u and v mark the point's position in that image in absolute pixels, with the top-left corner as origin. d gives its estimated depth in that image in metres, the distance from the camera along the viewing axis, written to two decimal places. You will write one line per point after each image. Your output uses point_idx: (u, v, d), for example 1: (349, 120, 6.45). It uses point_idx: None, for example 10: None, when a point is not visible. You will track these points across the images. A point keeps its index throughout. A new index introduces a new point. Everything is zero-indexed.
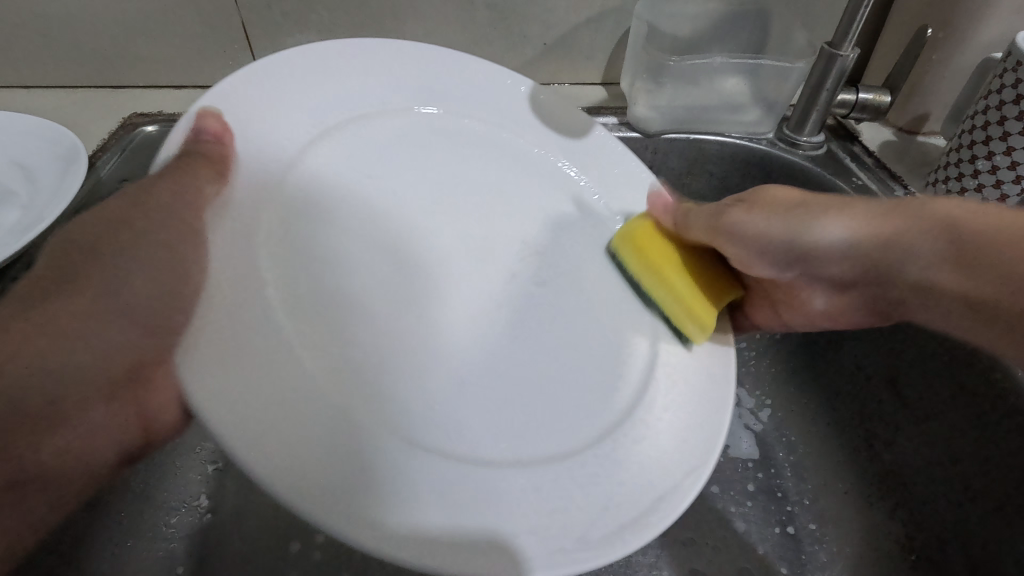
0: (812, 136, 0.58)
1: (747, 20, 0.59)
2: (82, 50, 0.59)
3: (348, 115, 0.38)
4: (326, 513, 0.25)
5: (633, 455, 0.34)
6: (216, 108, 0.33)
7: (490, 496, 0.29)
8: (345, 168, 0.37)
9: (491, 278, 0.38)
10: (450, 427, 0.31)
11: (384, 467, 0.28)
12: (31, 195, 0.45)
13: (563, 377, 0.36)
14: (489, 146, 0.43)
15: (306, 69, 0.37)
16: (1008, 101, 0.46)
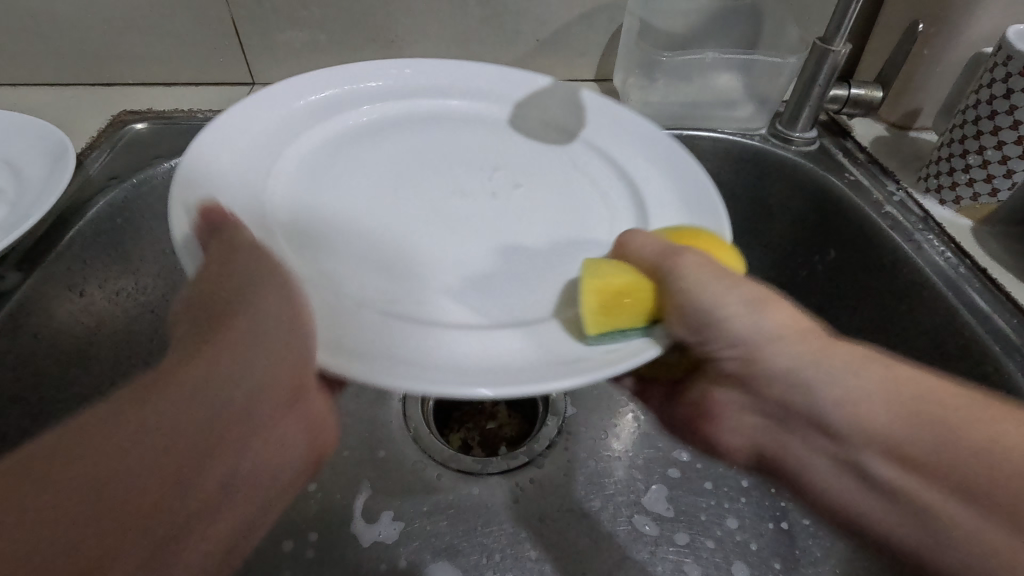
0: (805, 131, 0.58)
1: (741, 16, 0.59)
2: (71, 48, 0.59)
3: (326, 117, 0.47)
4: (328, 355, 0.29)
5: (586, 325, 0.33)
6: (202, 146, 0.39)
7: (477, 360, 0.31)
8: (325, 151, 0.45)
9: (455, 216, 0.42)
10: (439, 308, 0.36)
11: (377, 333, 0.32)
12: (18, 193, 0.45)
13: (522, 274, 0.38)
14: (456, 122, 0.50)
15: (279, 95, 0.46)
16: (998, 96, 0.46)
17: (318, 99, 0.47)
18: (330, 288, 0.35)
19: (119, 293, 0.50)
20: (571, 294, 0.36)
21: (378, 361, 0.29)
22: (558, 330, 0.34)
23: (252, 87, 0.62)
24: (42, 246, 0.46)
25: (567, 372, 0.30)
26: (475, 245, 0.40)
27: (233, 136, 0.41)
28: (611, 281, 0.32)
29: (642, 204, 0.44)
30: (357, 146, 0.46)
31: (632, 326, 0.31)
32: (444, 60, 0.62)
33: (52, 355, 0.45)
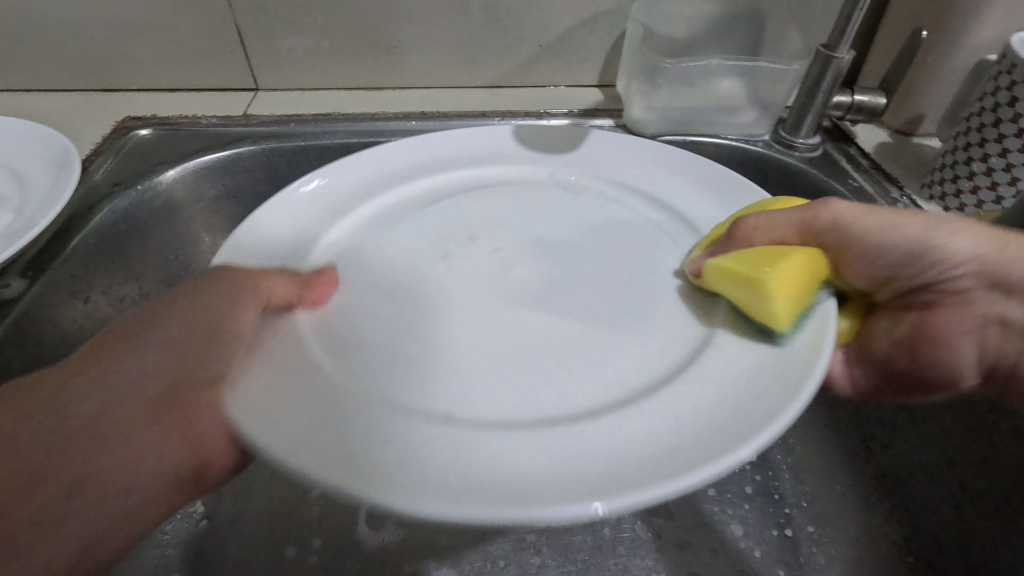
0: (809, 137, 0.58)
1: (744, 22, 0.59)
2: (75, 54, 0.59)
3: (356, 197, 0.44)
4: (339, 475, 0.25)
5: (642, 441, 0.28)
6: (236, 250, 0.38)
7: (539, 469, 0.27)
8: (364, 238, 0.41)
9: (492, 284, 0.38)
10: (469, 385, 0.32)
11: (397, 441, 0.28)
12: (23, 200, 0.45)
13: (569, 361, 0.33)
14: (494, 183, 0.47)
15: (284, 203, 0.42)
16: (1002, 103, 0.46)
17: (342, 182, 0.45)
18: (352, 387, 0.31)
19: (122, 299, 0.51)
20: (620, 393, 0.32)
21: (427, 486, 0.26)
22: (601, 434, 0.29)
23: (255, 92, 0.62)
24: (47, 252, 0.46)
25: (616, 484, 0.26)
26: (516, 308, 0.36)
27: (252, 251, 0.39)
28: (782, 268, 0.32)
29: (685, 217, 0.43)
30: (371, 226, 0.42)
31: (809, 304, 0.33)
32: (447, 65, 0.62)
33: (55, 361, 0.45)
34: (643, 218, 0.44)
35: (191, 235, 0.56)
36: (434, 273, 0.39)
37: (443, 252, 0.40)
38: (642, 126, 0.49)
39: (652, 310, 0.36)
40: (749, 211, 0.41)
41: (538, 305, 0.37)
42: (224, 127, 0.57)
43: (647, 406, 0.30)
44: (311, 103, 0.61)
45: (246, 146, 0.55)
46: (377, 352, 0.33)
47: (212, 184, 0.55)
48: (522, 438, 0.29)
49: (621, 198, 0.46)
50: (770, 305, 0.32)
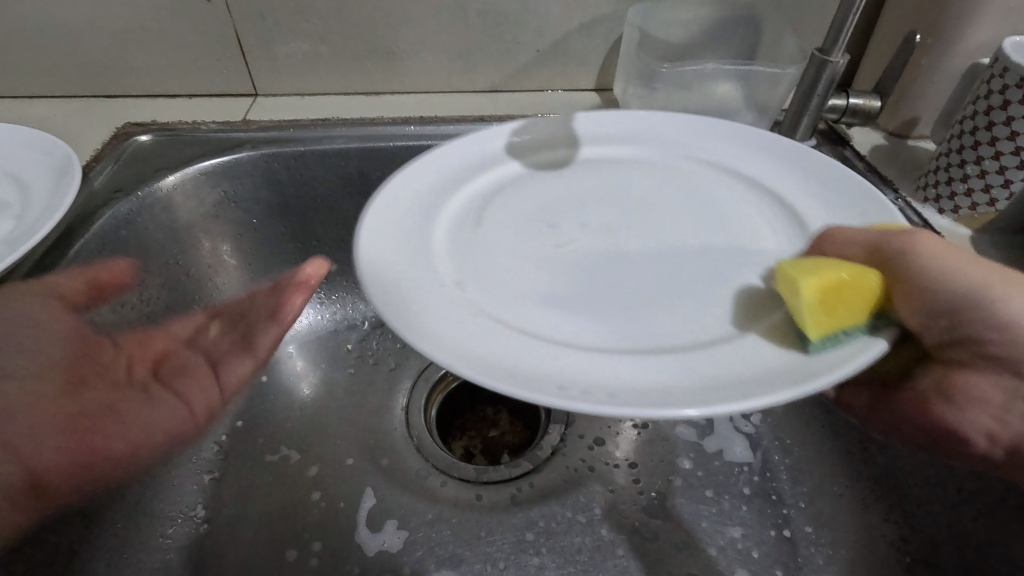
0: (804, 140, 0.58)
1: (739, 27, 0.59)
2: (75, 60, 0.59)
3: (436, 207, 0.41)
4: (450, 354, 0.29)
5: (741, 365, 0.30)
6: (394, 203, 0.40)
7: (604, 382, 0.30)
8: (461, 240, 0.40)
9: (585, 258, 0.39)
10: (556, 329, 0.34)
11: (504, 344, 0.32)
12: (24, 206, 0.45)
13: (661, 318, 0.35)
14: (560, 169, 0.47)
15: (441, 157, 0.45)
16: (995, 106, 0.46)
17: (415, 187, 0.42)
18: (499, 296, 0.36)
19: (124, 305, 0.51)
20: (700, 338, 0.33)
21: (522, 380, 0.29)
22: (687, 366, 0.31)
23: (255, 98, 0.63)
24: (48, 259, 0.46)
25: (711, 398, 0.28)
26: (602, 276, 0.38)
27: (397, 190, 0.41)
28: (825, 276, 0.32)
29: (786, 207, 0.42)
30: (518, 188, 0.45)
31: (857, 325, 0.31)
32: (446, 70, 0.63)
33: None
34: (765, 230, 0.41)
35: (191, 241, 0.56)
36: (517, 270, 0.38)
37: (560, 211, 0.43)
38: (693, 120, 0.49)
39: (727, 277, 0.37)
40: (858, 191, 0.41)
41: (629, 274, 0.38)
42: (224, 133, 0.57)
43: (729, 345, 0.32)
44: (310, 108, 0.61)
45: (246, 152, 0.56)
46: (508, 290, 0.36)
47: (212, 189, 0.56)
48: (601, 363, 0.31)
49: (730, 184, 0.45)
50: (801, 308, 0.31)
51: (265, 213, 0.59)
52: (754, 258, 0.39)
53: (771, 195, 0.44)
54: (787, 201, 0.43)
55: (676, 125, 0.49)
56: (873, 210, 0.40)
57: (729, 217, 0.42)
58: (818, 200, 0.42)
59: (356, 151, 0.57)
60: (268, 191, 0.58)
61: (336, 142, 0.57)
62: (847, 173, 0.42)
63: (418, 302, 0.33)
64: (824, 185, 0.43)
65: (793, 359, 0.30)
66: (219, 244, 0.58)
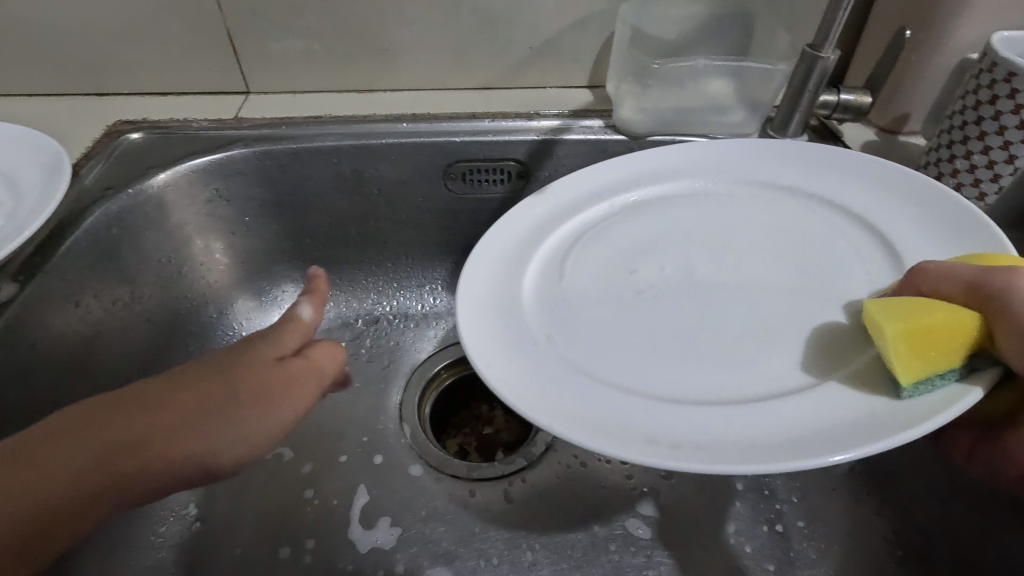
0: (796, 136, 0.59)
1: (730, 23, 0.59)
2: (66, 58, 0.59)
3: (527, 258, 0.43)
4: (541, 413, 0.31)
5: (813, 418, 0.31)
6: (481, 259, 0.41)
7: (694, 432, 0.30)
8: (555, 290, 0.40)
9: (682, 304, 0.39)
10: (649, 380, 0.34)
11: (592, 401, 0.32)
12: (14, 204, 0.45)
13: (751, 369, 0.34)
14: (646, 208, 0.47)
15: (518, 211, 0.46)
16: (984, 101, 0.46)
17: (508, 240, 0.44)
18: (585, 347, 0.36)
19: (115, 302, 0.51)
20: (777, 387, 0.33)
21: (609, 434, 0.30)
22: (758, 418, 0.31)
23: (247, 95, 0.63)
24: (38, 256, 0.46)
25: (777, 455, 0.28)
26: (699, 323, 0.38)
27: (478, 246, 0.42)
28: (921, 320, 0.30)
29: (879, 236, 0.42)
30: (599, 231, 0.45)
31: (951, 370, 0.30)
32: (439, 67, 0.63)
33: (49, 364, 0.45)
34: (856, 265, 0.40)
35: (182, 239, 0.55)
36: (610, 318, 0.38)
37: (638, 251, 0.43)
38: (782, 146, 0.48)
39: (816, 315, 0.37)
40: (959, 215, 0.39)
41: (726, 320, 0.38)
42: (217, 131, 0.57)
43: (802, 396, 0.32)
44: (303, 106, 0.61)
45: (239, 150, 0.56)
46: (597, 340, 0.37)
47: (205, 187, 0.56)
48: (695, 414, 0.32)
49: (817, 211, 0.45)
50: (889, 353, 0.30)
51: (258, 211, 0.58)
52: (837, 293, 0.38)
53: (862, 224, 0.43)
54: (881, 230, 0.42)
55: (763, 155, 0.48)
56: (974, 234, 0.38)
57: (821, 250, 0.42)
58: (912, 228, 0.41)
59: (349, 148, 0.57)
60: (261, 189, 0.57)
61: (328, 139, 0.57)
62: (948, 196, 0.41)
63: (512, 362, 0.34)
64: (920, 213, 0.41)
65: (881, 405, 0.30)
66: (211, 242, 0.58)
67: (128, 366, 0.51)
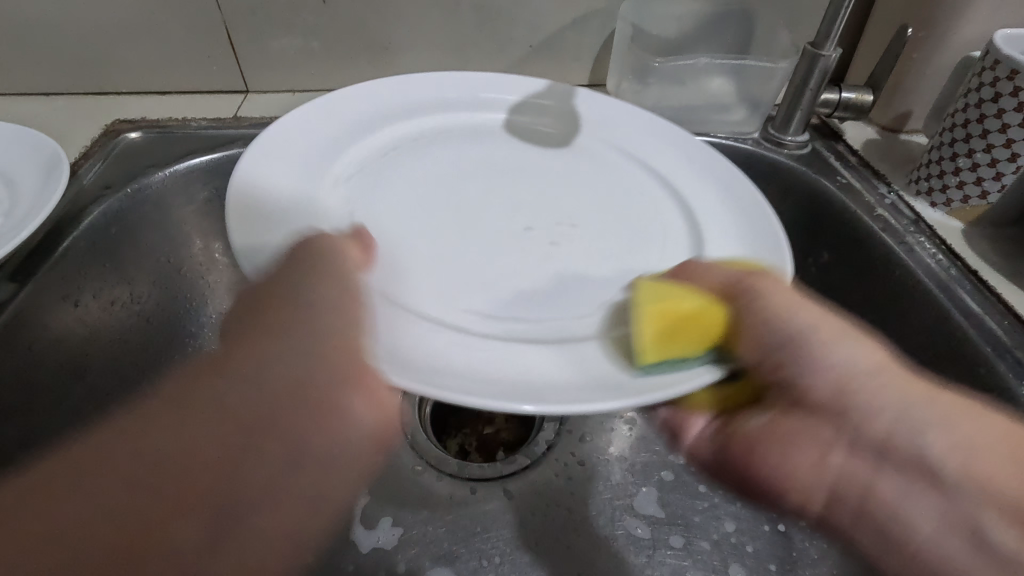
0: (798, 135, 0.58)
1: (733, 21, 0.59)
2: (64, 57, 0.59)
3: (341, 145, 0.45)
4: None
5: (565, 366, 0.30)
6: (304, 116, 0.44)
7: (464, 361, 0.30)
8: (352, 203, 0.42)
9: (502, 239, 0.42)
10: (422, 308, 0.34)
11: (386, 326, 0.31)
12: (13, 203, 0.45)
13: (524, 314, 0.36)
14: (507, 138, 0.50)
15: (362, 101, 0.49)
16: (986, 99, 0.46)
17: (331, 130, 0.45)
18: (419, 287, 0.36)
19: (114, 303, 0.51)
20: (553, 334, 0.34)
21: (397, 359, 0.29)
22: (515, 353, 0.31)
23: (246, 94, 0.62)
24: (36, 256, 0.45)
25: (489, 387, 0.28)
26: (489, 274, 0.39)
27: (306, 112, 0.45)
28: (666, 305, 0.32)
29: (697, 228, 0.43)
30: (415, 156, 0.47)
31: (694, 352, 0.30)
32: (437, 66, 0.62)
33: (47, 364, 0.45)
34: (659, 245, 0.42)
35: (182, 236, 0.55)
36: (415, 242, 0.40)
37: (446, 184, 0.45)
38: (672, 136, 0.49)
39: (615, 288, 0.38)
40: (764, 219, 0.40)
41: (523, 277, 0.39)
42: (214, 129, 0.57)
43: (576, 345, 0.32)
44: (302, 105, 0.61)
45: (237, 148, 0.55)
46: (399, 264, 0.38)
47: (203, 186, 0.55)
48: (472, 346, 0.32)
49: (669, 220, 0.44)
50: (639, 337, 0.30)
51: None
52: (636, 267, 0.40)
53: (685, 208, 0.44)
54: (696, 212, 0.44)
55: (644, 137, 0.50)
56: (773, 237, 0.39)
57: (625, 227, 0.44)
58: (730, 222, 0.42)
59: None
60: None
61: None
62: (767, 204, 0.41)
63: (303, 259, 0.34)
64: (732, 210, 0.43)
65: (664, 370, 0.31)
66: (211, 243, 0.57)
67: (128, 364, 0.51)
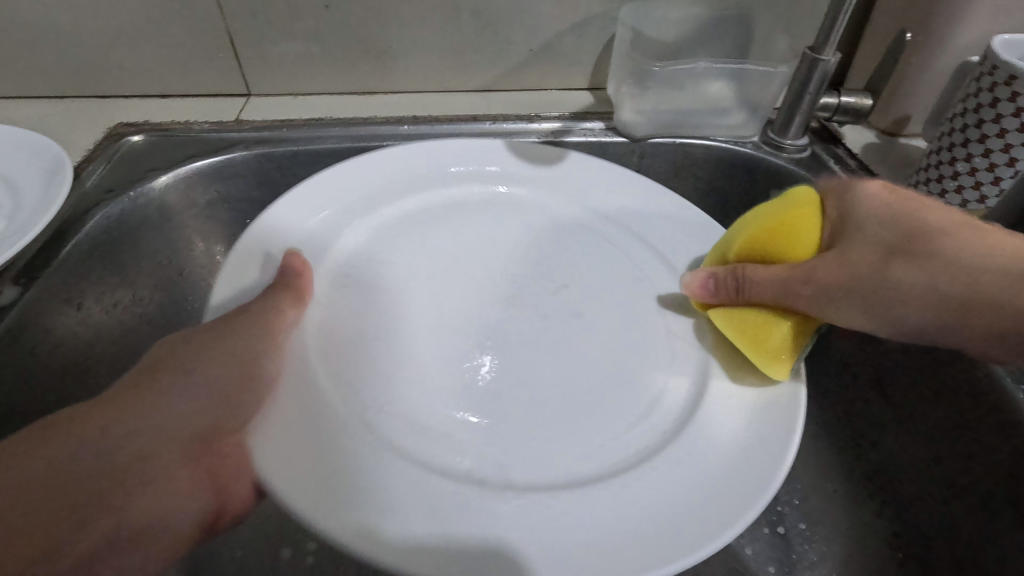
0: (797, 138, 0.58)
1: (732, 26, 0.59)
2: (68, 61, 0.59)
3: (329, 235, 0.43)
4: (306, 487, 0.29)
5: (524, 517, 0.30)
6: (280, 216, 0.42)
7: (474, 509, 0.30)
8: (372, 247, 0.44)
9: (507, 329, 0.40)
10: (398, 416, 0.34)
11: (371, 465, 0.31)
12: (16, 207, 0.45)
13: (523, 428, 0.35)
14: (499, 214, 0.48)
15: (347, 184, 0.46)
16: (984, 104, 0.47)
17: (361, 188, 0.46)
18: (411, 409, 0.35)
19: (116, 305, 0.51)
20: (582, 473, 0.33)
21: (381, 511, 0.29)
22: (531, 498, 0.31)
23: (248, 98, 0.63)
24: (39, 260, 0.45)
25: (398, 523, 0.29)
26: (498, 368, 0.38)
27: (281, 211, 0.42)
28: (771, 340, 0.36)
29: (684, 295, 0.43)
30: (404, 244, 0.44)
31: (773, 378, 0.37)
32: (439, 69, 0.63)
33: (50, 367, 0.45)
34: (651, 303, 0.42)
35: (183, 240, 0.56)
36: (420, 301, 0.41)
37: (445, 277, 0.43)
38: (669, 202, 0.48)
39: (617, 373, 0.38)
40: None
41: (531, 373, 0.38)
42: (215, 133, 0.57)
43: (637, 472, 0.33)
44: (303, 108, 0.61)
45: (238, 152, 0.55)
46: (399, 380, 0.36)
47: (205, 190, 0.56)
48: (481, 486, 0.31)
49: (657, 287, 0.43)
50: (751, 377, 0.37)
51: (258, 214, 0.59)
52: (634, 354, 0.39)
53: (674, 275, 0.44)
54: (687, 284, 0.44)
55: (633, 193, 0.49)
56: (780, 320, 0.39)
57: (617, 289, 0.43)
58: None
59: (349, 150, 0.57)
60: (260, 191, 0.58)
61: (329, 142, 0.57)
62: None
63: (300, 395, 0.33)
64: None
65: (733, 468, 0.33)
66: (212, 245, 0.58)
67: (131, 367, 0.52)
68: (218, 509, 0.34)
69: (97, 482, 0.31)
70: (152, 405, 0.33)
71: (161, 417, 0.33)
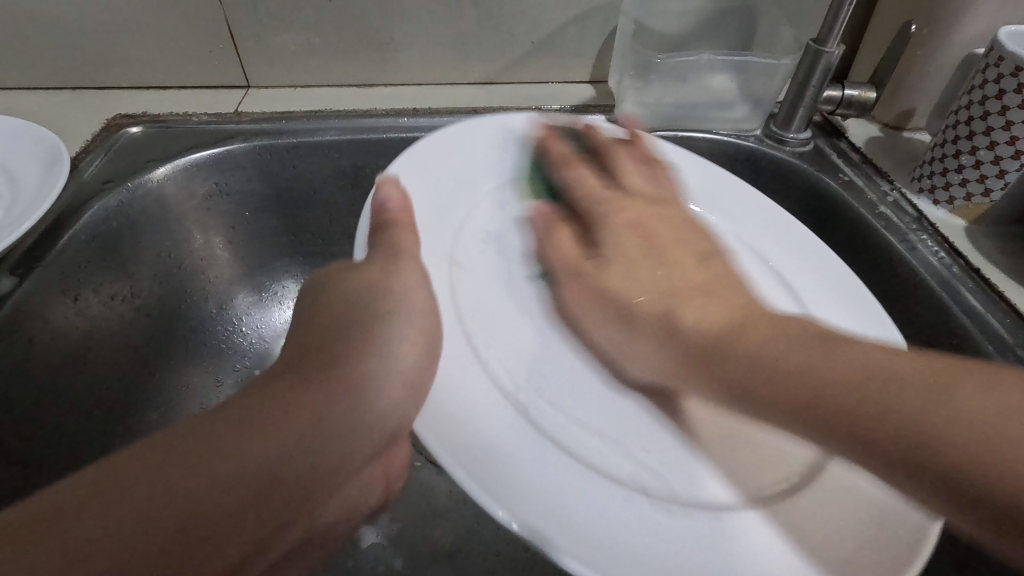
0: (800, 132, 0.58)
1: (735, 18, 0.59)
2: (67, 51, 0.59)
3: (463, 192, 0.43)
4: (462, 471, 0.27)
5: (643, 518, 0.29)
6: (428, 155, 0.42)
7: (601, 521, 0.28)
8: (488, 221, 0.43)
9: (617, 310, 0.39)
10: (543, 406, 0.34)
11: (507, 453, 0.30)
12: (13, 197, 0.45)
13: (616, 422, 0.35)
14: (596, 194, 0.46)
15: (487, 144, 0.46)
16: (990, 96, 0.46)
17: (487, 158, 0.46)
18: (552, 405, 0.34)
19: (114, 297, 0.51)
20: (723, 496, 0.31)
21: (503, 494, 0.27)
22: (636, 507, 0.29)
23: (248, 89, 0.62)
24: (36, 251, 0.45)
25: (476, 480, 0.27)
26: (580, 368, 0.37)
27: (431, 144, 0.43)
28: None
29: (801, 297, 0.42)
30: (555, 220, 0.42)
31: None
32: (440, 61, 0.62)
33: (48, 359, 0.45)
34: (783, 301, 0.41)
35: (183, 232, 0.55)
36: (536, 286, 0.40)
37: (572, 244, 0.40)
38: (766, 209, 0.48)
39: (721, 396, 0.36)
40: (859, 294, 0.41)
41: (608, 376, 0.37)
42: (216, 125, 0.57)
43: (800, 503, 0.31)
44: (303, 101, 0.61)
45: (237, 144, 0.55)
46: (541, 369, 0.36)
47: (204, 182, 0.55)
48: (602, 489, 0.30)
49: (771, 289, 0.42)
50: None
51: (258, 206, 0.58)
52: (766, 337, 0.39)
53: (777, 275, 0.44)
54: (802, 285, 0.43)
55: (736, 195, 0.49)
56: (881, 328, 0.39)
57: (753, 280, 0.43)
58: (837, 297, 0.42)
59: (349, 143, 0.57)
60: (260, 183, 0.57)
61: (328, 134, 0.57)
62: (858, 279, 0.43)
63: (462, 387, 0.32)
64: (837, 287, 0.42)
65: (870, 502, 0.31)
66: (211, 238, 0.57)
67: (127, 359, 0.51)
68: (380, 490, 0.36)
69: (298, 487, 0.27)
70: (353, 404, 0.30)
71: (366, 416, 0.30)
